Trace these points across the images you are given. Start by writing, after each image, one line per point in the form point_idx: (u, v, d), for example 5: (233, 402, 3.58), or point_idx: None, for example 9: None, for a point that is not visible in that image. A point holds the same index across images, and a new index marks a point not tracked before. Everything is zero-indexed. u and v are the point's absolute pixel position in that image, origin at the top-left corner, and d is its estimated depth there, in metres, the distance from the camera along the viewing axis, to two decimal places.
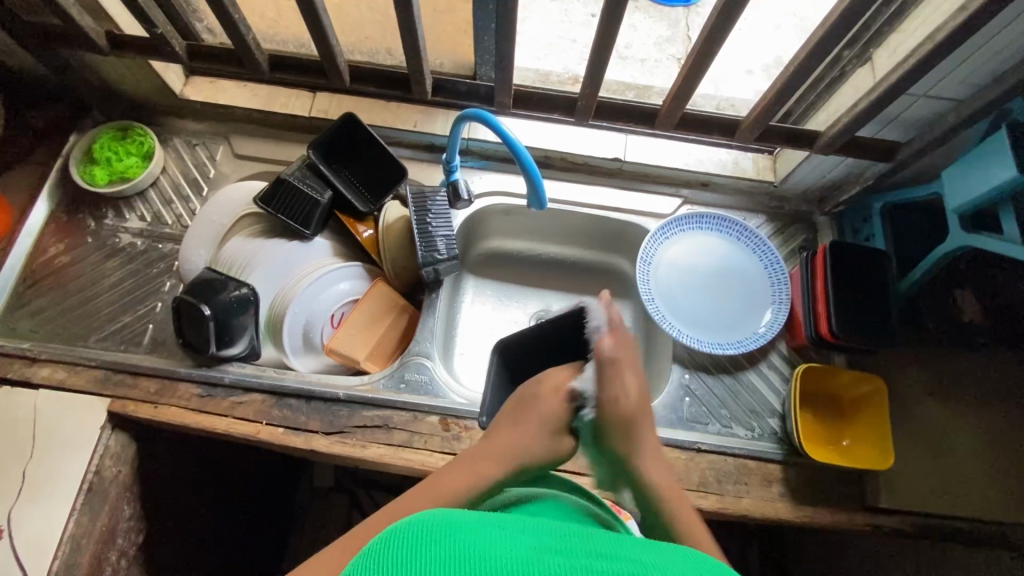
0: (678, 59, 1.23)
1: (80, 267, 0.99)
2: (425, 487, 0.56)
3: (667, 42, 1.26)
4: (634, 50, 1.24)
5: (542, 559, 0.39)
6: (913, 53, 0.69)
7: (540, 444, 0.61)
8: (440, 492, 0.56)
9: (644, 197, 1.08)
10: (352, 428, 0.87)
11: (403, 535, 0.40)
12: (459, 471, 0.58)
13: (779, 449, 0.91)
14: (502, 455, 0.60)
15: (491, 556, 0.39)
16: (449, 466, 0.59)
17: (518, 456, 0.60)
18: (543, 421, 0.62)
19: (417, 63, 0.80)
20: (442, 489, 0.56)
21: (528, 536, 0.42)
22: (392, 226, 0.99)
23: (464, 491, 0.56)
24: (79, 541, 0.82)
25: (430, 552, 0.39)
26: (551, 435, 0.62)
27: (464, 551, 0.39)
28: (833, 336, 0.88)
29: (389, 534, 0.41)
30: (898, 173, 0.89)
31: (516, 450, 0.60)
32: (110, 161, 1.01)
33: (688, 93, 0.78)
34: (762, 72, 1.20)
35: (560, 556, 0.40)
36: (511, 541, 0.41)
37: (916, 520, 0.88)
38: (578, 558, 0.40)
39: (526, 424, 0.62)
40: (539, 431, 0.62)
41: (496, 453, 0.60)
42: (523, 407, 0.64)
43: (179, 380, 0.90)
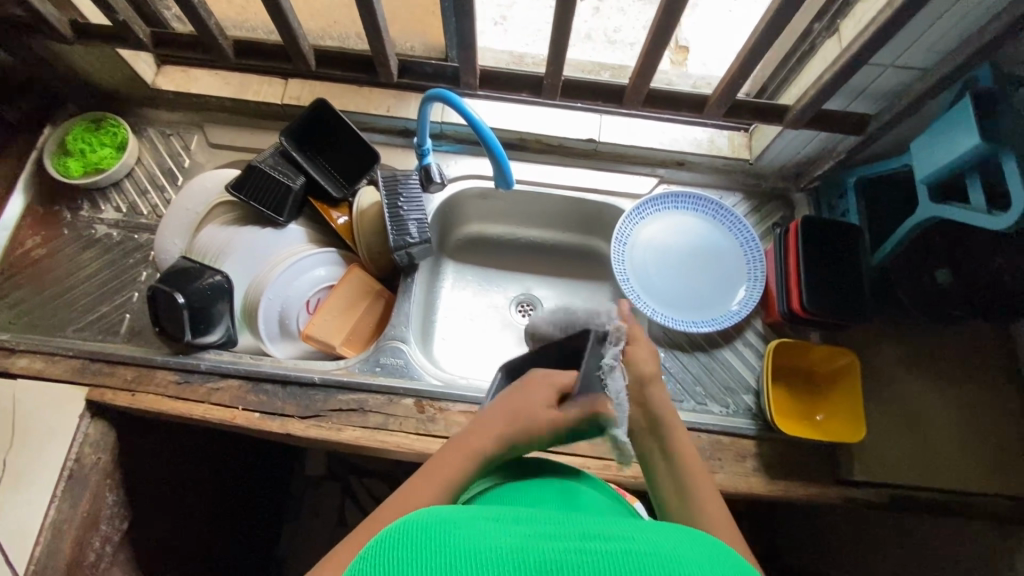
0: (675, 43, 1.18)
1: (57, 259, 0.99)
2: (423, 480, 0.59)
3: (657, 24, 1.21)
4: (624, 33, 1.22)
5: (536, 543, 0.39)
6: (874, 21, 0.69)
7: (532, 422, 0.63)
8: (437, 482, 0.59)
9: (620, 177, 1.08)
10: (327, 412, 0.88)
11: (394, 537, 0.40)
12: (449, 458, 0.61)
13: (752, 425, 0.91)
14: (489, 435, 0.62)
15: (482, 545, 0.38)
16: (442, 455, 0.61)
17: (506, 436, 0.63)
18: (530, 403, 0.64)
19: (379, 44, 0.79)
20: (436, 481, 0.59)
21: (519, 526, 0.42)
22: (365, 213, 0.99)
23: (457, 479, 0.59)
24: (60, 527, 0.84)
25: (421, 552, 0.38)
26: (540, 414, 0.63)
27: (456, 544, 0.39)
28: (804, 311, 0.88)
29: (382, 537, 0.40)
30: (869, 147, 0.89)
31: (503, 430, 0.63)
32: (84, 152, 1.01)
33: (652, 69, 0.77)
34: None
35: (552, 539, 0.40)
36: (502, 531, 0.41)
37: (888, 491, 0.89)
38: (572, 540, 0.40)
39: (515, 407, 0.64)
40: (527, 412, 0.64)
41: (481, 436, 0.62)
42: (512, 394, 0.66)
43: (156, 368, 0.91)
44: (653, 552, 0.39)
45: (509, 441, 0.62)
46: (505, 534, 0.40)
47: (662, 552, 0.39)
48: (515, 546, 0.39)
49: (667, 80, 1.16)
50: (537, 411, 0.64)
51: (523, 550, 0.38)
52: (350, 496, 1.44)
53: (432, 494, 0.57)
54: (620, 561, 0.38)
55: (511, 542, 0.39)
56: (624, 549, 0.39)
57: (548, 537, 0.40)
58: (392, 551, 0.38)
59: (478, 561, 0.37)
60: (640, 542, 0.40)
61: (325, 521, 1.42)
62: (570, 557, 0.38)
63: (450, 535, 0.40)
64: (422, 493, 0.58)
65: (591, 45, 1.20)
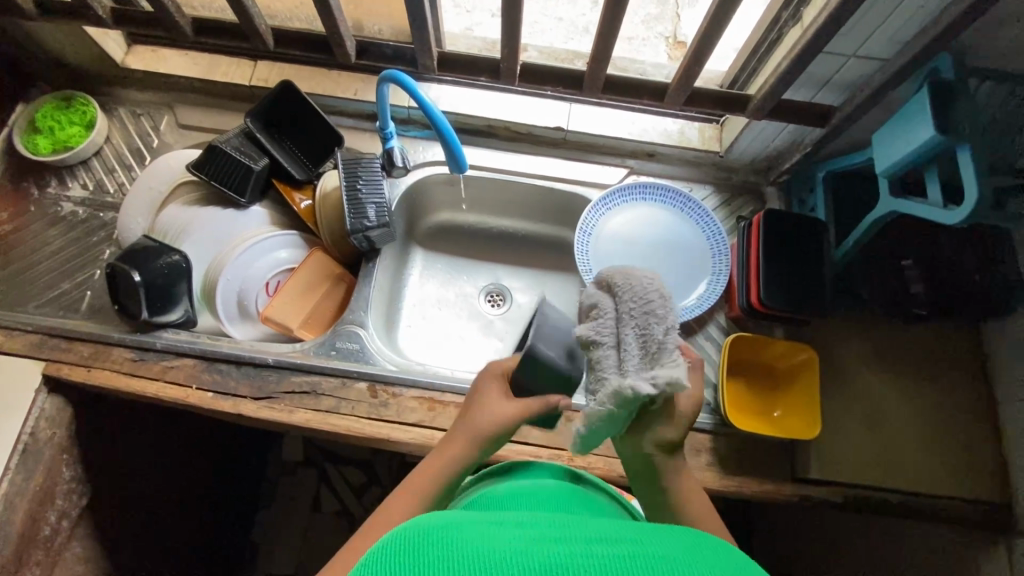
0: (667, 38, 1.15)
1: (23, 235, 1.00)
2: (402, 493, 0.60)
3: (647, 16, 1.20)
4: None
5: (542, 546, 0.39)
6: (828, 7, 0.67)
7: (497, 419, 0.64)
8: (417, 492, 0.60)
9: (589, 167, 1.07)
10: (280, 394, 0.88)
11: (398, 541, 0.39)
12: (426, 467, 0.63)
13: (708, 419, 0.90)
14: (458, 441, 0.64)
15: (487, 547, 0.38)
16: (420, 466, 0.63)
17: (476, 437, 0.64)
18: (492, 399, 0.66)
19: (333, 24, 0.78)
20: (415, 491, 0.60)
21: (523, 530, 0.42)
22: (327, 196, 0.99)
23: (436, 485, 0.61)
24: (13, 499, 0.85)
25: (426, 556, 0.38)
26: (498, 408, 0.65)
27: (461, 548, 0.38)
28: (762, 305, 0.87)
29: (381, 549, 0.39)
30: (835, 140, 0.87)
31: (470, 431, 0.64)
32: (52, 130, 1.02)
33: (608, 53, 0.76)
34: None
35: (557, 542, 0.40)
36: (506, 534, 0.41)
37: (845, 491, 0.87)
38: (578, 544, 0.39)
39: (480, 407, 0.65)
40: (494, 409, 0.65)
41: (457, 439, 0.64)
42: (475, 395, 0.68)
43: (113, 345, 0.91)
44: (660, 555, 0.38)
45: (474, 437, 0.63)
46: (510, 537, 0.40)
47: (669, 556, 0.39)
48: (523, 550, 0.38)
49: (641, 71, 1.12)
50: (498, 406, 0.65)
51: (529, 554, 0.38)
52: (325, 483, 1.45)
53: (410, 503, 0.59)
54: (628, 564, 0.37)
55: (517, 545, 0.39)
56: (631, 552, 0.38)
57: (552, 540, 0.40)
58: (395, 555, 0.38)
59: (484, 564, 0.37)
60: (648, 545, 0.40)
61: (299, 507, 1.43)
62: (577, 560, 0.37)
63: (455, 539, 0.39)
64: (401, 503, 0.59)
65: (588, 39, 1.17)
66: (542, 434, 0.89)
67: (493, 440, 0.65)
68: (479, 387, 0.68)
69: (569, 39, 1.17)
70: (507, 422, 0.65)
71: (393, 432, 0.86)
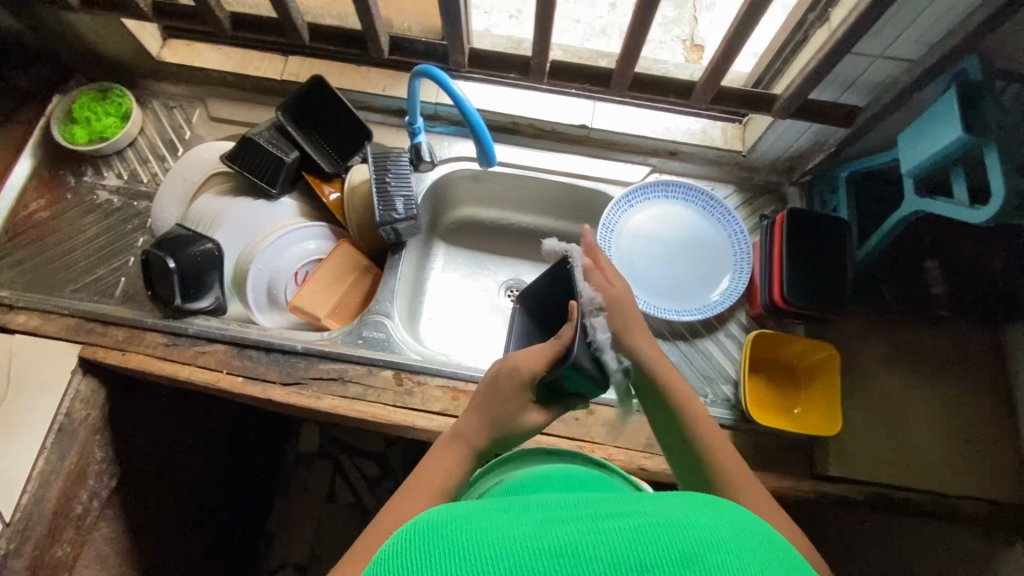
0: (684, 40, 1.16)
1: (59, 222, 1.03)
2: (412, 484, 0.63)
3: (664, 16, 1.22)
4: None
5: (551, 530, 0.40)
6: (859, 7, 0.68)
7: (515, 421, 0.68)
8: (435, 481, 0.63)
9: (612, 164, 1.08)
10: (308, 380, 0.90)
11: (409, 540, 0.41)
12: (442, 457, 0.66)
13: (729, 414, 0.91)
14: (472, 433, 0.67)
15: (495, 537, 0.39)
16: (439, 455, 0.67)
17: (492, 435, 0.67)
18: (514, 403, 0.68)
19: (369, 20, 0.80)
20: (429, 484, 0.62)
21: (533, 517, 0.43)
22: (356, 189, 1.01)
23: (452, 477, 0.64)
24: (48, 477, 0.87)
25: (436, 549, 0.39)
26: (523, 420, 0.69)
27: (471, 538, 0.40)
28: (785, 302, 0.88)
29: (396, 547, 0.41)
30: (859, 140, 0.88)
31: (490, 427, 0.67)
32: (89, 121, 1.05)
33: (638, 50, 0.77)
34: None
35: (566, 524, 0.41)
36: (513, 522, 0.42)
37: (864, 489, 0.88)
38: (586, 523, 0.40)
39: (500, 408, 0.68)
40: (514, 409, 0.68)
41: (468, 436, 0.68)
42: (492, 395, 0.69)
43: (146, 330, 0.94)
44: (667, 523, 0.39)
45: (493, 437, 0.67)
46: (519, 525, 0.41)
47: (675, 521, 0.39)
48: (530, 537, 0.39)
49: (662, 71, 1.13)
50: (515, 409, 0.68)
51: (538, 538, 0.39)
52: (340, 474, 1.47)
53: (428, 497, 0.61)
54: (632, 533, 0.38)
55: (526, 530, 0.40)
56: (639, 523, 0.39)
57: (561, 523, 0.41)
58: (408, 552, 0.39)
59: (493, 552, 0.38)
60: (655, 514, 0.40)
61: (314, 497, 1.45)
62: (585, 538, 0.38)
63: (466, 532, 0.41)
64: (419, 497, 0.61)
65: (606, 40, 1.19)
66: (564, 425, 0.90)
67: (506, 440, 0.70)
68: (501, 390, 0.68)
69: (587, 40, 1.18)
70: (527, 425, 0.69)
71: (418, 420, 0.88)
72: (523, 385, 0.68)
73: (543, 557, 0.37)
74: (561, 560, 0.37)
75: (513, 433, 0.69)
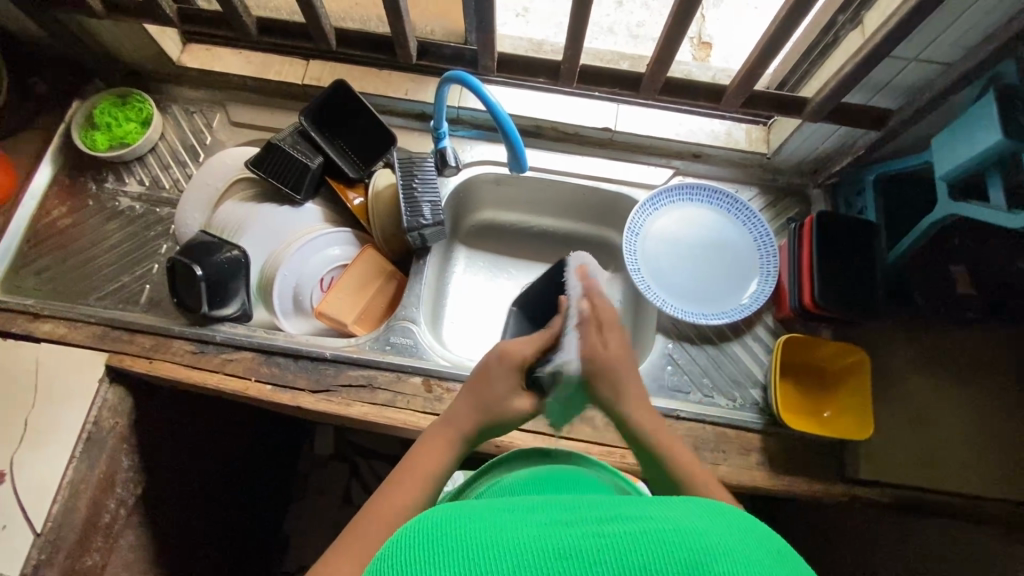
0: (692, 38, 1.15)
1: (81, 229, 1.02)
2: (405, 473, 0.63)
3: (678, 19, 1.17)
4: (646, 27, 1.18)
5: (555, 531, 0.39)
6: (899, 12, 0.68)
7: (507, 407, 0.69)
8: (424, 471, 0.63)
9: (636, 167, 1.08)
10: (337, 387, 0.90)
11: (410, 538, 0.40)
12: (432, 445, 0.66)
13: (758, 418, 0.91)
14: (463, 416, 0.68)
15: (498, 537, 0.38)
16: (429, 442, 0.67)
17: (484, 418, 0.68)
18: (504, 385, 0.69)
19: (400, 26, 0.80)
20: (420, 472, 0.63)
21: (540, 517, 0.42)
22: (380, 194, 1.00)
23: (440, 465, 0.65)
24: (78, 486, 0.87)
25: (436, 546, 0.38)
26: (511, 407, 0.70)
27: (473, 535, 0.39)
28: (815, 306, 0.87)
29: (394, 542, 0.40)
30: (890, 142, 0.88)
31: (482, 411, 0.68)
32: (110, 126, 1.04)
33: (672, 54, 0.77)
34: None
35: (573, 526, 0.39)
36: (516, 523, 0.40)
37: (894, 492, 0.88)
38: (594, 525, 0.39)
39: (492, 392, 0.69)
40: (505, 392, 0.69)
41: (453, 422, 0.68)
42: (483, 379, 0.70)
43: (173, 337, 0.93)
44: (674, 528, 0.38)
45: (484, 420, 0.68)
46: (524, 524, 0.40)
47: (688, 527, 0.38)
48: (534, 537, 0.38)
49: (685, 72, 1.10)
50: (504, 394, 0.69)
51: (541, 539, 0.38)
52: (357, 477, 1.46)
53: (417, 488, 0.61)
54: (642, 539, 0.36)
55: (529, 531, 0.39)
56: (647, 527, 0.37)
57: (568, 525, 0.40)
58: (410, 549, 0.39)
59: (494, 551, 0.37)
60: (663, 518, 0.39)
61: (331, 500, 1.44)
62: (589, 541, 0.37)
63: (469, 527, 0.40)
64: (408, 488, 0.61)
65: (614, 39, 1.18)
66: (593, 430, 0.89)
67: (494, 428, 0.70)
68: (492, 373, 0.69)
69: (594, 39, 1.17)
70: (515, 411, 0.70)
71: None
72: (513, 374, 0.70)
73: (547, 560, 0.36)
74: (564, 562, 0.36)
75: (499, 421, 0.69)
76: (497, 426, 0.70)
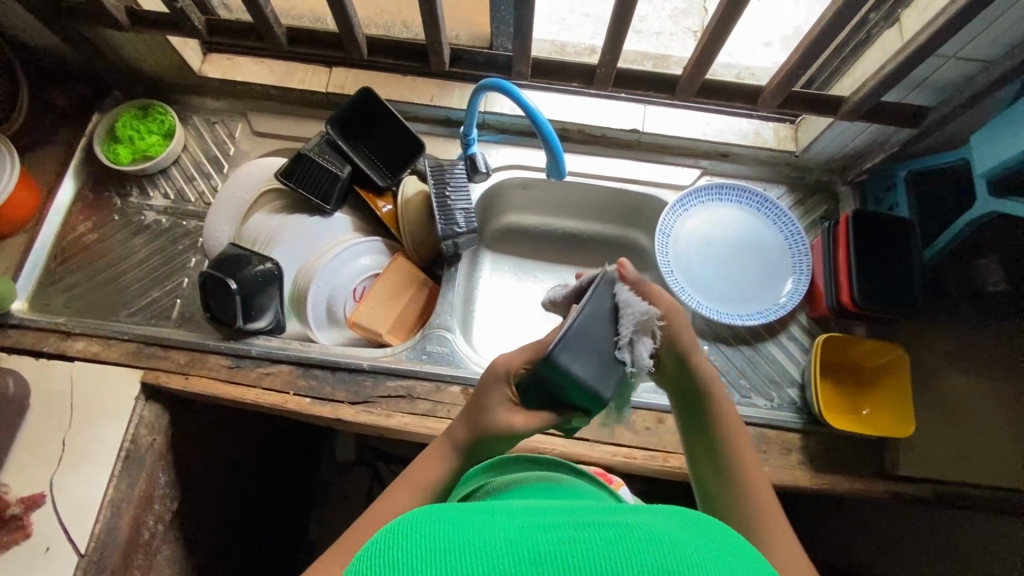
0: (694, 32, 1.16)
1: (107, 245, 1.01)
2: (405, 481, 0.66)
3: (682, 14, 1.18)
4: (647, 23, 1.17)
5: (529, 535, 0.41)
6: (944, 12, 0.68)
7: (495, 423, 0.64)
8: (418, 480, 0.66)
9: (664, 168, 1.07)
10: (377, 398, 0.90)
11: (395, 536, 0.42)
12: (431, 453, 0.68)
13: (797, 418, 0.92)
14: (457, 426, 0.68)
15: (476, 542, 0.41)
16: (429, 450, 0.68)
17: (473, 430, 0.66)
18: (494, 399, 0.65)
19: (436, 34, 0.79)
20: (417, 479, 0.66)
21: (513, 520, 0.45)
22: (410, 202, 1.00)
23: (437, 473, 0.66)
24: (118, 505, 0.86)
25: (418, 544, 0.41)
26: (495, 417, 0.64)
27: (453, 539, 0.41)
28: (854, 305, 0.88)
29: (378, 539, 0.43)
30: (925, 139, 0.88)
31: (473, 423, 0.66)
32: (133, 140, 1.02)
33: (712, 58, 0.77)
34: (781, 44, 1.13)
35: (546, 530, 0.42)
36: (494, 527, 0.43)
37: (936, 488, 0.88)
38: (568, 531, 0.42)
39: (483, 404, 0.65)
40: (496, 406, 0.65)
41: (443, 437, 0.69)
42: (477, 393, 0.67)
43: (209, 352, 0.93)
44: (637, 535, 0.41)
45: (474, 432, 0.65)
46: (502, 529, 0.43)
47: (655, 537, 0.41)
48: (509, 540, 0.41)
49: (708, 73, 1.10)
50: (493, 408, 0.65)
51: (516, 544, 0.40)
52: (380, 483, 1.45)
53: (412, 494, 0.64)
54: (610, 547, 0.39)
55: (505, 537, 0.41)
56: (615, 533, 0.41)
57: (539, 530, 0.42)
58: (389, 551, 0.41)
59: (474, 555, 0.40)
60: (631, 526, 0.42)
61: (356, 506, 1.43)
62: (561, 546, 0.40)
63: (449, 530, 0.43)
64: (405, 490, 0.65)
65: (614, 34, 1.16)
66: (634, 435, 0.89)
67: (489, 444, 0.66)
68: (485, 384, 0.66)
69: (597, 35, 1.14)
70: (505, 427, 0.64)
71: None
72: (500, 384, 0.65)
73: (521, 565, 0.39)
74: (537, 566, 0.38)
75: (481, 431, 0.65)
76: (489, 443, 0.66)
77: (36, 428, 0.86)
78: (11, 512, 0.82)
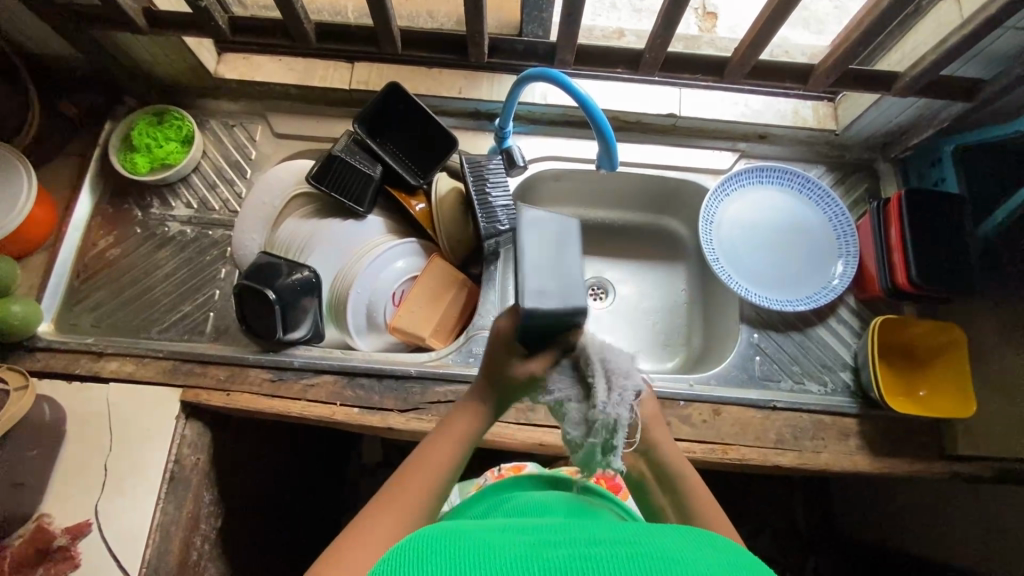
0: (694, 7, 1.12)
1: (131, 259, 0.97)
2: (436, 444, 0.59)
3: None
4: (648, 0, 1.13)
5: (542, 552, 0.42)
6: None
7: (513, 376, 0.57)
8: (451, 445, 0.60)
9: (700, 153, 1.04)
10: (426, 405, 0.87)
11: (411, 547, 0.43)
12: (459, 419, 0.60)
13: (853, 402, 0.90)
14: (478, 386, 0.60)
15: (490, 559, 0.41)
16: (464, 402, 0.61)
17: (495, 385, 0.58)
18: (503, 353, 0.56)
19: (478, 24, 0.76)
20: (450, 438, 0.60)
21: (525, 539, 0.45)
22: (445, 201, 0.97)
23: (477, 426, 0.61)
24: (167, 529, 0.83)
25: (429, 560, 0.41)
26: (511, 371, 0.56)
27: (466, 555, 0.42)
28: (911, 286, 0.86)
29: (389, 552, 0.43)
30: (979, 112, 0.85)
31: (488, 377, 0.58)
32: (150, 148, 0.97)
33: (769, 36, 0.73)
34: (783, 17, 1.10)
35: (556, 548, 0.43)
36: (505, 545, 0.44)
37: (997, 465, 0.87)
38: (579, 545, 0.43)
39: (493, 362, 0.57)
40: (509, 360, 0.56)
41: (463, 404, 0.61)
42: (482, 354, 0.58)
43: (249, 366, 0.89)
44: (649, 552, 0.41)
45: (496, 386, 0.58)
46: (511, 543, 0.44)
47: (668, 555, 0.41)
48: (519, 552, 0.42)
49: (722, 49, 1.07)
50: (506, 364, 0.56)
51: (529, 560, 0.41)
52: None
53: (450, 452, 0.59)
54: (625, 563, 0.40)
55: (518, 553, 0.42)
56: (629, 551, 0.41)
57: (549, 547, 0.43)
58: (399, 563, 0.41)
59: (487, 569, 0.40)
60: (644, 545, 0.42)
61: None
62: (574, 561, 0.40)
63: (461, 548, 0.43)
64: (443, 444, 0.59)
65: (617, 14, 1.12)
66: (691, 428, 0.87)
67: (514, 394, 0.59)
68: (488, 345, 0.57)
69: (596, 16, 1.11)
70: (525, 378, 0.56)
71: (546, 436, 0.86)
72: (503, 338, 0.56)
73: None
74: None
75: (503, 379, 0.58)
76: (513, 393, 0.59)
77: (78, 455, 0.84)
78: (58, 543, 0.79)
